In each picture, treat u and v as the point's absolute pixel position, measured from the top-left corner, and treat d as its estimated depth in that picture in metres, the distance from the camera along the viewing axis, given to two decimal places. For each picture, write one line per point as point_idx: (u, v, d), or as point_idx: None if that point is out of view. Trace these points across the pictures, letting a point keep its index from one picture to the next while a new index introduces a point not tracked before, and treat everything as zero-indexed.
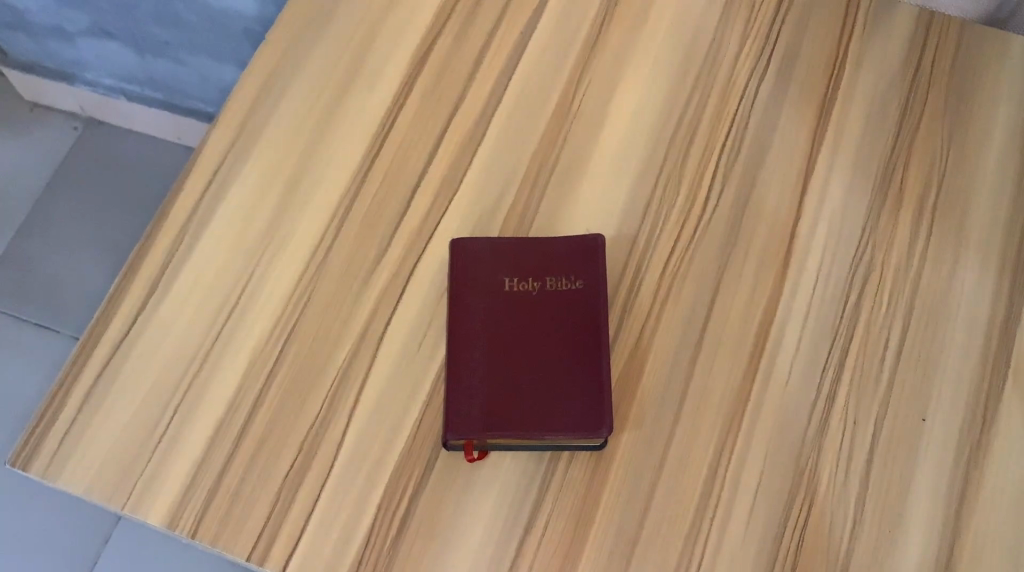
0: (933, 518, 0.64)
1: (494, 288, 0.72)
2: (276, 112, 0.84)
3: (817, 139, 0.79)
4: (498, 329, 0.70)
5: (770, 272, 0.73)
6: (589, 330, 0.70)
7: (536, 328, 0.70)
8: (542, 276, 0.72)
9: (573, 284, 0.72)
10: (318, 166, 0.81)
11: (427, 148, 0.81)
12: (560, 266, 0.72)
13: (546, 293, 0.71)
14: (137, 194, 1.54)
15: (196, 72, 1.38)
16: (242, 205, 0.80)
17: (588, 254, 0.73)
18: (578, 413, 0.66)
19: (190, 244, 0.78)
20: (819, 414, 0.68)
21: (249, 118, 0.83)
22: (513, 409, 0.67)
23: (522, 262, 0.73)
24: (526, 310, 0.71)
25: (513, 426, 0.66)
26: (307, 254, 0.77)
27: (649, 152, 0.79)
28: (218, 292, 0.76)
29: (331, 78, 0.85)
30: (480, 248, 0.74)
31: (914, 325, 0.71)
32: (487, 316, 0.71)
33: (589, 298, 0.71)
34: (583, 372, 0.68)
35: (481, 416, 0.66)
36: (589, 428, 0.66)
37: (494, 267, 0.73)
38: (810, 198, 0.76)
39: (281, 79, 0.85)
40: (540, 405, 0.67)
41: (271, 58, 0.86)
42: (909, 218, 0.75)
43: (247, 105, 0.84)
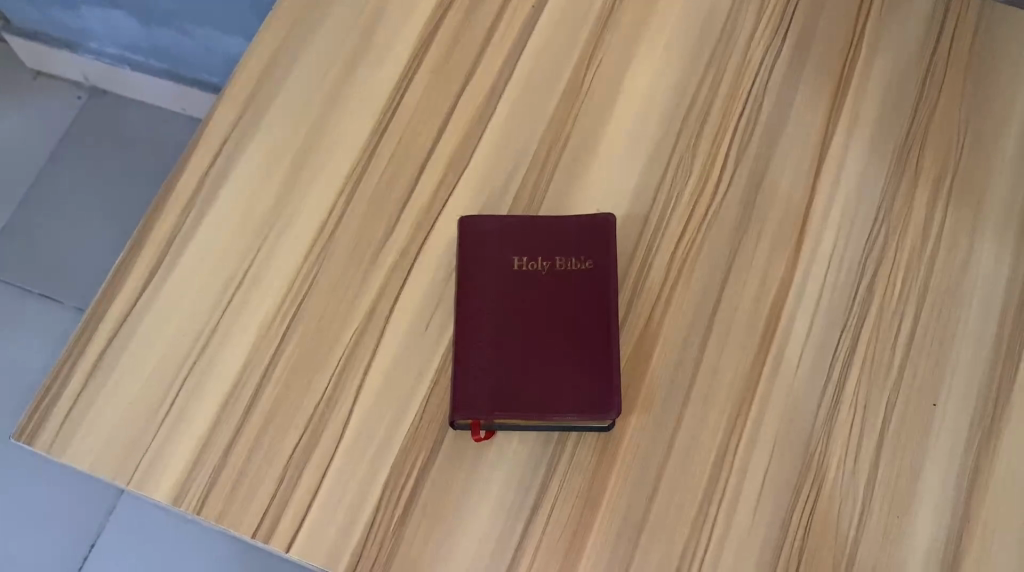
0: (942, 506, 0.64)
1: (503, 267, 0.71)
2: (284, 85, 0.83)
3: (832, 120, 0.78)
4: (506, 309, 0.70)
5: (782, 256, 0.73)
6: (599, 311, 0.69)
7: (545, 309, 0.69)
8: (551, 255, 0.71)
9: (583, 264, 0.71)
10: (326, 141, 0.80)
11: (437, 125, 0.80)
12: (571, 245, 0.72)
13: (555, 273, 0.71)
14: (141, 166, 1.52)
15: (202, 43, 1.36)
16: (249, 180, 0.79)
17: (599, 234, 0.72)
18: (586, 394, 0.66)
19: (196, 219, 0.78)
20: (829, 400, 0.67)
21: (257, 92, 0.82)
22: (522, 391, 0.66)
23: (531, 241, 0.72)
24: (534, 291, 0.70)
25: (521, 408, 0.66)
26: (314, 232, 0.76)
27: (661, 131, 0.78)
28: (224, 269, 0.75)
29: (340, 51, 0.84)
30: (489, 227, 0.73)
31: (927, 311, 0.70)
32: (495, 295, 0.70)
33: (599, 279, 0.70)
34: (592, 353, 0.68)
35: (489, 397, 0.66)
36: (596, 410, 0.65)
37: (502, 246, 0.72)
38: (824, 180, 0.75)
39: (290, 52, 0.84)
40: (548, 386, 0.66)
41: (279, 31, 0.85)
42: (925, 203, 0.74)
43: (255, 78, 0.83)
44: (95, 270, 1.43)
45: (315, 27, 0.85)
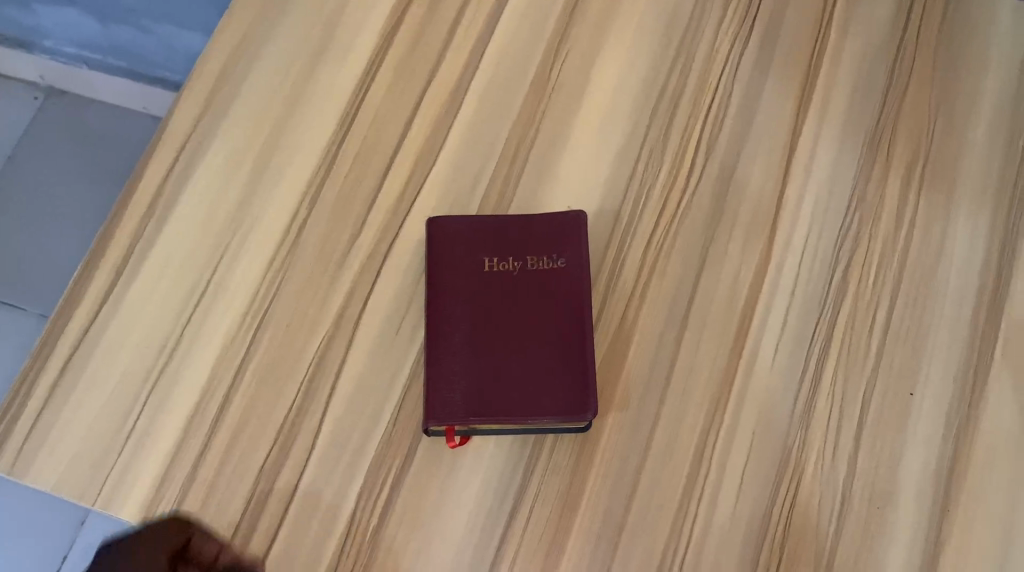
0: (922, 498, 0.63)
1: (473, 268, 0.70)
2: (245, 84, 0.80)
3: (803, 106, 0.77)
4: (479, 310, 0.68)
5: (756, 246, 0.71)
6: (572, 309, 0.68)
7: (519, 309, 0.68)
8: (522, 255, 0.70)
9: (555, 262, 0.70)
10: (289, 140, 0.78)
11: (402, 122, 0.79)
12: (542, 244, 0.70)
13: (526, 272, 0.69)
14: (101, 166, 1.48)
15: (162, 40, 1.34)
16: (211, 184, 0.77)
17: (570, 230, 0.71)
18: (562, 396, 0.65)
19: (157, 226, 0.75)
20: (806, 392, 0.66)
21: (216, 92, 0.80)
22: (496, 394, 0.65)
23: (501, 239, 0.71)
24: (507, 291, 0.69)
25: (495, 412, 0.64)
26: (280, 235, 0.75)
27: (632, 122, 0.77)
28: (188, 276, 0.73)
29: (300, 48, 0.82)
30: (459, 228, 0.72)
31: (902, 298, 0.69)
32: (465, 297, 0.69)
33: (572, 277, 0.69)
34: (566, 353, 0.66)
35: (464, 401, 0.65)
36: (572, 411, 0.64)
37: (472, 246, 0.71)
38: (796, 168, 0.74)
39: (250, 51, 0.82)
40: (523, 388, 0.65)
41: (237, 29, 0.82)
42: (898, 185, 0.73)
43: (213, 78, 0.81)
44: (58, 274, 1.40)
45: (276, 23, 0.83)
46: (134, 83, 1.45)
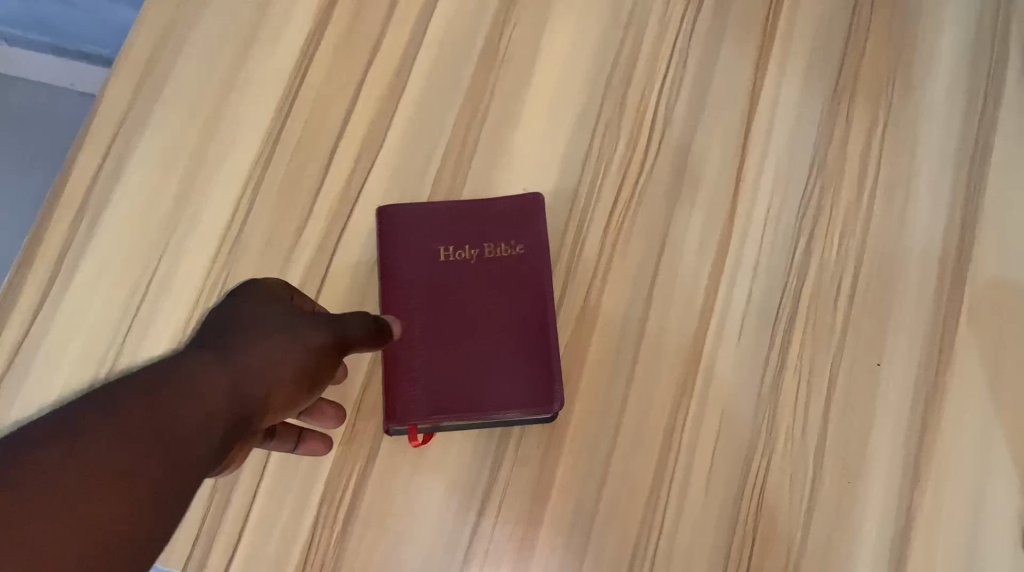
0: (893, 471, 0.63)
1: (428, 258, 0.67)
2: (177, 69, 0.76)
3: (761, 70, 0.74)
4: (436, 302, 0.66)
5: (718, 219, 0.70)
6: (533, 297, 0.66)
7: (479, 300, 0.66)
8: (479, 242, 0.67)
9: (513, 249, 0.67)
10: (227, 129, 0.74)
11: (344, 104, 0.75)
12: (499, 230, 0.68)
13: (484, 261, 0.67)
14: (22, 147, 1.29)
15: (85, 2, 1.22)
16: (147, 178, 0.72)
17: (528, 215, 0.68)
18: (527, 389, 0.63)
19: (91, 226, 0.71)
20: (773, 369, 0.65)
21: (144, 81, 0.75)
22: (459, 390, 0.63)
23: (456, 227, 0.68)
24: (465, 281, 0.66)
25: (459, 409, 0.62)
26: (222, 230, 0.71)
27: (586, 95, 0.74)
28: (128, 277, 0.70)
29: (230, 28, 0.77)
30: (410, 217, 0.68)
31: (866, 268, 0.68)
32: (421, 289, 0.66)
33: (531, 263, 0.67)
34: (529, 344, 0.64)
35: (426, 400, 0.63)
36: (537, 405, 0.62)
37: (426, 235, 0.68)
38: (755, 137, 0.72)
39: (178, 34, 0.77)
40: (487, 382, 0.63)
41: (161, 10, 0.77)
42: (858, 152, 0.71)
43: (139, 65, 0.76)
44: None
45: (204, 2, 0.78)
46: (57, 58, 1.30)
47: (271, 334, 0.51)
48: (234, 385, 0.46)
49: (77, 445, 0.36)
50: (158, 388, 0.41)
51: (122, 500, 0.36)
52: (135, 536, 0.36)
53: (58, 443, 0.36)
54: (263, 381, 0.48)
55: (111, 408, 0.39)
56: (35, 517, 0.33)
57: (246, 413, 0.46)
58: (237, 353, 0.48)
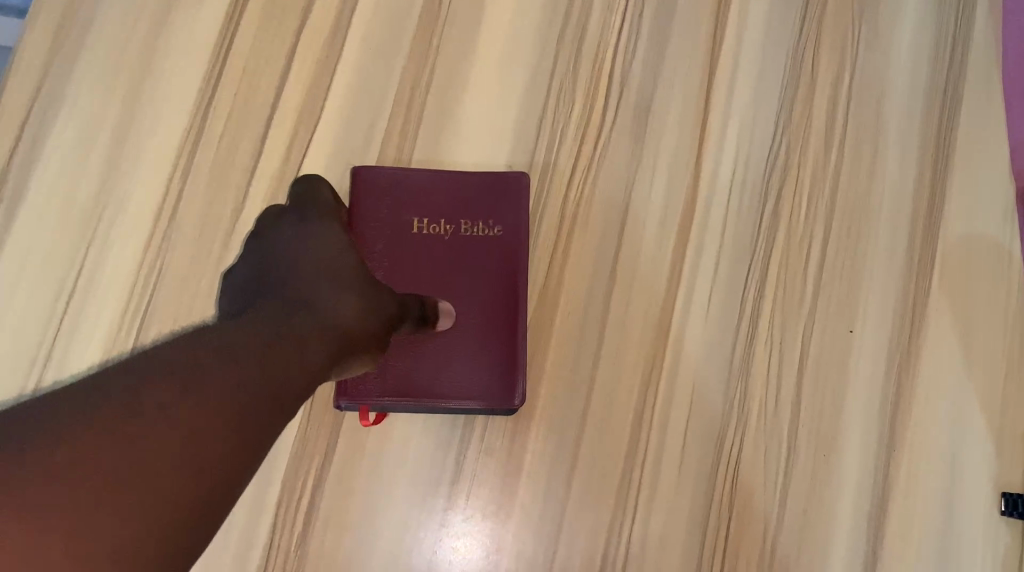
0: (868, 441, 0.62)
1: (398, 226, 0.63)
2: (91, 33, 0.67)
3: (721, 20, 0.69)
4: (398, 275, 0.62)
5: (681, 185, 0.66)
6: (507, 281, 0.62)
7: (448, 278, 0.62)
8: (454, 217, 0.63)
9: (489, 230, 0.63)
10: (152, 99, 0.66)
11: (277, 69, 0.68)
12: (476, 207, 0.64)
13: (458, 238, 0.63)
14: None
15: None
16: (66, 155, 0.65)
17: (509, 195, 0.64)
18: (491, 380, 0.60)
19: (7, 216, 0.63)
20: (743, 341, 0.63)
21: (58, 46, 0.66)
22: (417, 374, 0.60)
23: (432, 199, 0.64)
24: (433, 257, 0.62)
25: (413, 395, 0.60)
26: (153, 215, 0.64)
27: (537, 53, 0.69)
28: (53, 269, 0.62)
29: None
30: (384, 180, 0.63)
31: (835, 230, 0.66)
32: (383, 258, 0.62)
33: (507, 247, 0.63)
34: (498, 332, 0.62)
35: (380, 379, 0.59)
36: (498, 399, 0.60)
37: (399, 203, 0.63)
38: (718, 93, 0.68)
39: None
40: (450, 369, 0.61)
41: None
42: (825, 106, 0.68)
43: (54, 26, 0.67)
44: None
45: None
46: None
47: (359, 284, 0.49)
48: (337, 339, 0.44)
49: (199, 391, 0.35)
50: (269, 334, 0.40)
51: (226, 451, 0.35)
52: (229, 490, 0.35)
53: (183, 379, 0.35)
54: (360, 335, 0.46)
55: (227, 354, 0.37)
56: (160, 446, 0.33)
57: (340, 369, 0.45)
58: (333, 300, 0.46)
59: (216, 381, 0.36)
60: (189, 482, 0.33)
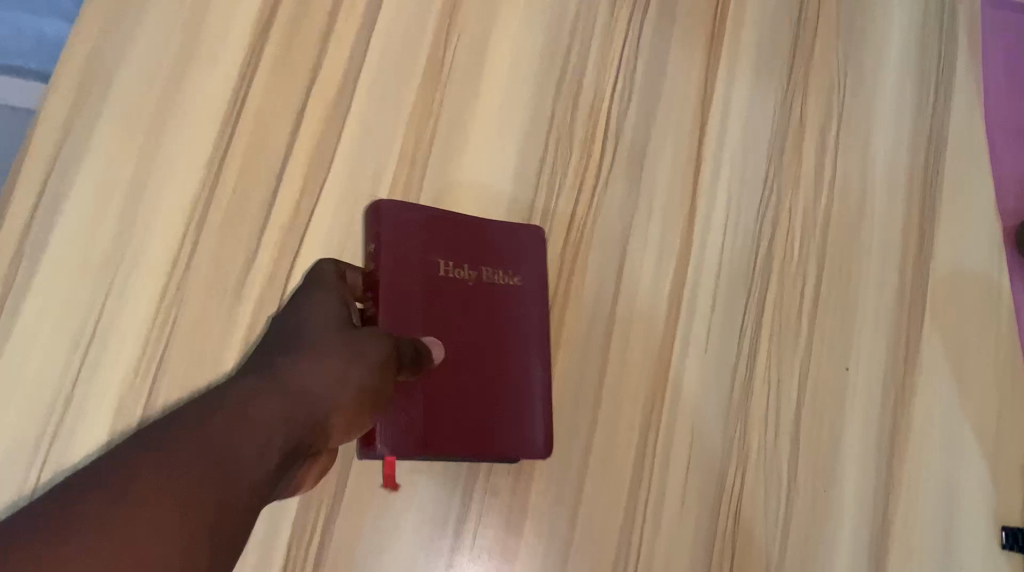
0: (867, 475, 0.64)
1: (426, 269, 0.58)
2: (112, 86, 0.67)
3: (711, 71, 0.72)
4: (430, 323, 0.57)
5: (676, 227, 0.68)
6: (527, 332, 0.62)
7: (473, 325, 0.60)
8: (477, 264, 0.61)
9: (510, 279, 0.62)
10: (169, 151, 0.67)
11: (286, 120, 0.69)
12: (497, 255, 0.62)
13: (483, 285, 0.61)
14: None
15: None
16: (85, 206, 0.65)
17: (527, 243, 0.64)
18: (517, 430, 0.60)
19: (29, 268, 0.63)
20: (742, 379, 0.65)
21: (79, 100, 0.66)
22: (451, 426, 0.57)
23: (457, 242, 0.60)
24: (462, 304, 0.59)
25: (447, 446, 0.57)
26: (168, 265, 0.65)
27: (536, 102, 0.70)
28: (71, 318, 0.63)
29: (163, 38, 0.68)
30: (413, 220, 0.59)
31: (826, 272, 0.68)
32: (416, 294, 0.57)
33: (525, 298, 0.62)
34: (519, 383, 0.61)
35: (413, 431, 0.55)
36: (524, 448, 0.60)
37: (425, 245, 0.59)
38: (710, 140, 0.70)
39: (98, 47, 0.67)
40: (482, 418, 0.59)
41: (93, 15, 0.67)
42: (814, 152, 0.71)
43: (75, 81, 0.66)
44: None
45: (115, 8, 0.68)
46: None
47: (344, 333, 0.47)
48: (286, 400, 0.41)
49: (145, 472, 0.34)
50: (234, 398, 0.39)
51: (228, 500, 0.35)
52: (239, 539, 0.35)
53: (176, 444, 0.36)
54: (313, 397, 0.42)
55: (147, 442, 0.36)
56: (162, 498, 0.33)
57: (307, 426, 0.41)
58: (338, 349, 0.45)
59: (124, 466, 0.34)
60: (191, 532, 0.33)
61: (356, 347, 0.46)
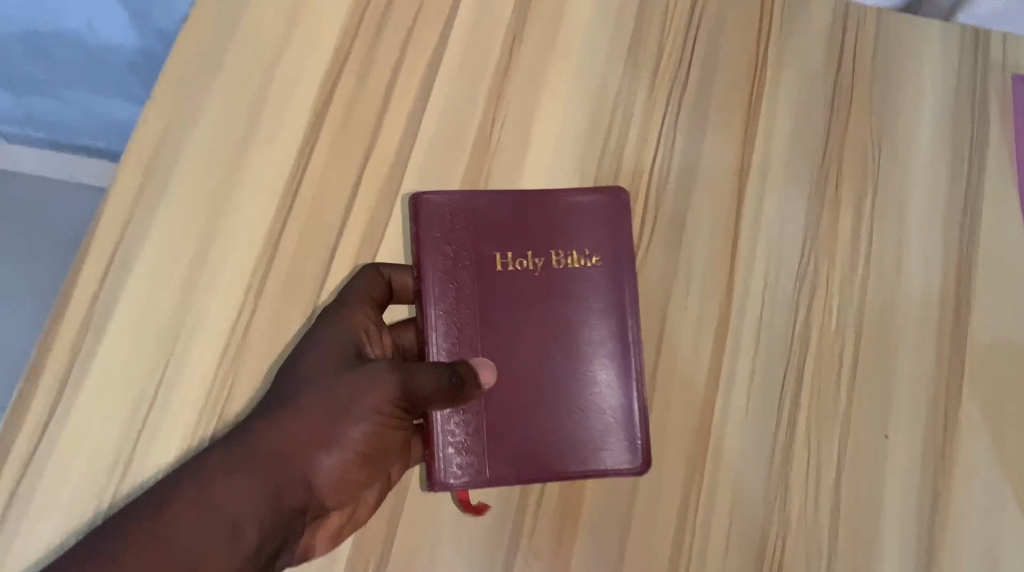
0: (908, 542, 0.65)
1: (483, 263, 0.66)
2: (181, 162, 0.71)
3: (748, 146, 0.75)
4: (484, 315, 0.66)
5: (716, 295, 0.70)
6: (598, 309, 0.67)
7: (535, 313, 0.66)
8: (544, 250, 0.67)
9: (585, 259, 0.68)
10: (231, 221, 0.71)
11: (342, 192, 0.72)
12: (565, 235, 0.68)
13: (547, 271, 0.67)
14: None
15: (73, 18, 1.05)
16: (152, 275, 0.69)
17: (605, 211, 0.69)
18: (584, 442, 0.65)
19: (99, 332, 0.67)
20: (781, 445, 0.66)
21: (150, 175, 0.71)
22: (509, 449, 0.64)
23: (517, 230, 0.67)
24: (522, 293, 0.66)
25: (509, 473, 0.64)
26: (227, 330, 0.68)
27: (579, 176, 0.73)
28: (134, 381, 0.66)
29: (228, 115, 0.73)
30: (474, 208, 0.67)
31: (864, 340, 0.70)
32: (460, 328, 0.65)
33: (597, 276, 0.68)
34: (584, 383, 0.66)
35: (468, 451, 0.64)
36: (590, 463, 0.65)
37: (484, 237, 0.67)
38: (747, 211, 0.73)
39: (168, 125, 0.72)
40: (543, 425, 0.65)
41: (164, 95, 0.72)
42: (849, 224, 0.73)
43: (146, 157, 0.71)
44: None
45: (184, 87, 0.73)
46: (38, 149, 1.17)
47: (354, 375, 0.60)
48: (268, 460, 0.58)
49: (198, 498, 0.55)
50: (301, 406, 0.60)
51: (266, 506, 0.57)
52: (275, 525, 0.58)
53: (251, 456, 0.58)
54: (302, 458, 0.59)
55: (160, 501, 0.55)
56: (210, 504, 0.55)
57: (287, 485, 0.59)
58: (361, 385, 0.60)
59: (161, 514, 0.54)
60: (218, 534, 0.55)
61: (340, 419, 0.60)
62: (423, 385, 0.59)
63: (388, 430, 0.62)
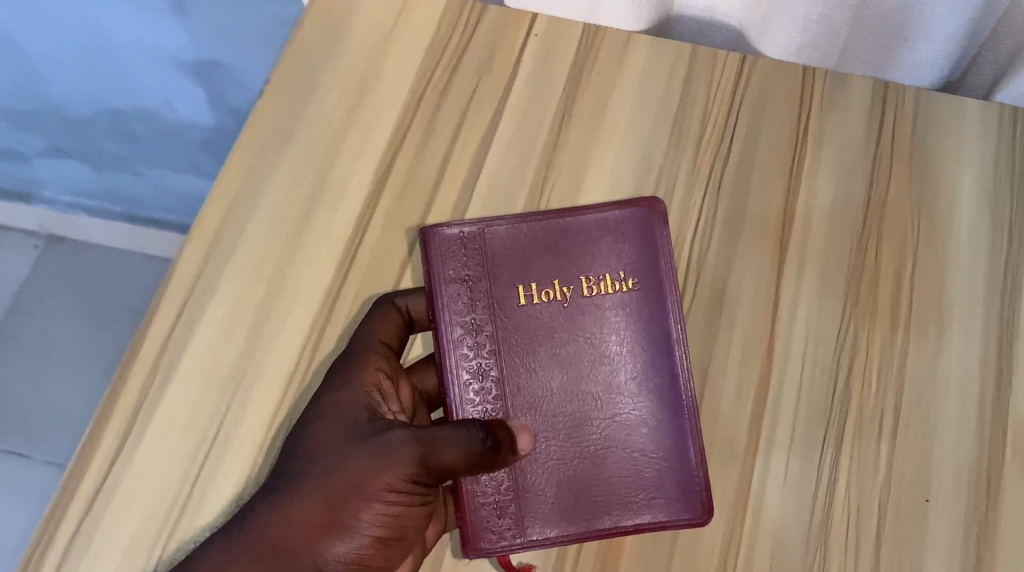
0: None
1: (506, 302, 0.70)
2: (250, 225, 0.77)
3: (788, 218, 0.77)
4: (506, 354, 0.69)
5: (756, 359, 0.72)
6: (636, 332, 0.70)
7: (568, 345, 0.69)
8: (573, 279, 0.71)
9: (620, 283, 0.71)
10: (292, 278, 0.75)
11: (397, 253, 0.76)
12: (593, 263, 0.71)
13: (575, 302, 0.70)
14: (97, 308, 1.39)
15: (153, 97, 1.10)
16: (216, 329, 0.74)
17: (634, 227, 0.72)
18: (624, 489, 0.67)
19: (163, 382, 0.72)
20: (821, 508, 0.67)
21: (220, 238, 0.76)
22: (546, 508, 0.66)
23: (541, 263, 0.71)
24: (552, 325, 0.70)
25: (550, 530, 0.66)
26: (286, 378, 0.72)
27: None
28: (196, 424, 0.70)
29: (294, 184, 0.78)
30: (495, 248, 0.71)
31: (905, 407, 0.70)
32: (482, 374, 0.68)
33: (633, 299, 0.71)
34: (620, 424, 0.68)
35: (504, 515, 0.66)
36: (633, 508, 0.67)
37: (508, 274, 0.70)
38: (787, 279, 0.75)
39: (238, 194, 0.78)
40: (582, 472, 0.67)
41: (235, 168, 0.79)
42: (889, 294, 0.74)
43: (217, 222, 0.77)
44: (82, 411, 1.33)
45: (254, 160, 0.79)
46: (119, 224, 1.37)
47: (376, 453, 0.64)
48: (273, 546, 0.62)
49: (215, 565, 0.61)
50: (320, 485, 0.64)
51: None
52: None
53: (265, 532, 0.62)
54: (313, 544, 0.63)
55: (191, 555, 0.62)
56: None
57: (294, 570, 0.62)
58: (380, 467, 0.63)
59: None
60: None
61: (351, 502, 0.63)
62: (451, 455, 0.62)
63: (403, 508, 0.64)
